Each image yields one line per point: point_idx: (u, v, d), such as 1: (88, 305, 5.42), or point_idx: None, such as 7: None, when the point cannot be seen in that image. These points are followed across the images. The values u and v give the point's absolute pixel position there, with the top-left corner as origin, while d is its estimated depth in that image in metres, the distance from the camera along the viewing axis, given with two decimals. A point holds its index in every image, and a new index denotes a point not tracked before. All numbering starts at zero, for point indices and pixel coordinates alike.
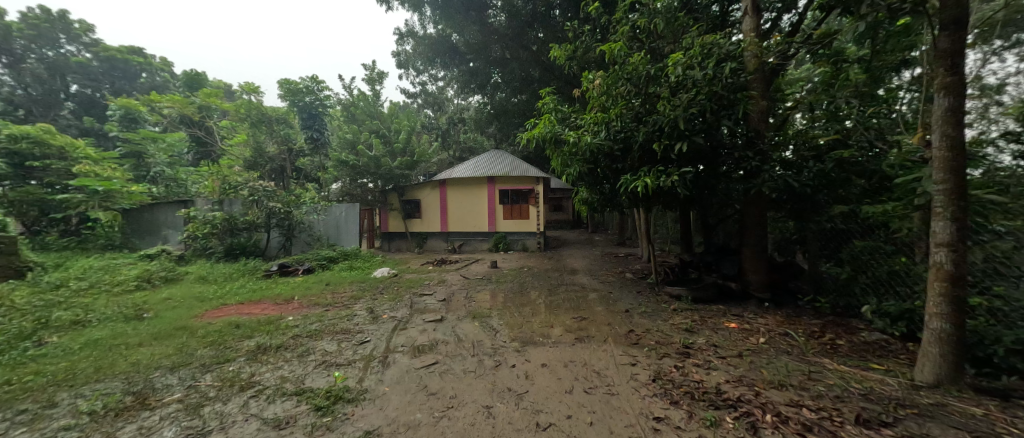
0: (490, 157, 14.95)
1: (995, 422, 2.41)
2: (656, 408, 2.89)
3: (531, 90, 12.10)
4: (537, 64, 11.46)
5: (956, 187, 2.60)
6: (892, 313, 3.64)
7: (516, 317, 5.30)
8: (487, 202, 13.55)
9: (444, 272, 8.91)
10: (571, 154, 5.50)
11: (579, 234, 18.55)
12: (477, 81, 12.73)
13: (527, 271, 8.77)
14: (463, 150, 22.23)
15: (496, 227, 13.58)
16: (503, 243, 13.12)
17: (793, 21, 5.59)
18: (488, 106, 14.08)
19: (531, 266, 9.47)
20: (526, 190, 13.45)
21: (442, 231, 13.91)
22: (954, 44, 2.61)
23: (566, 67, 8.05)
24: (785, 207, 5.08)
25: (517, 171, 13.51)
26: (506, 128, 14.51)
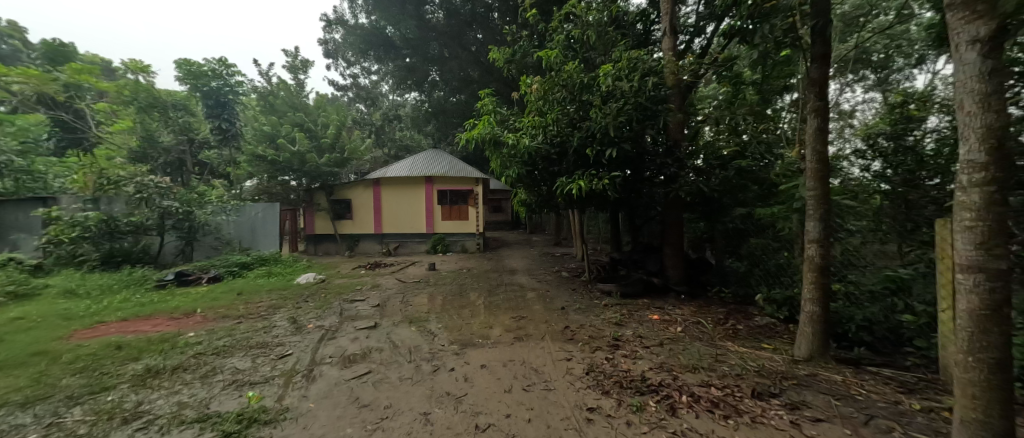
0: (427, 156, 14.54)
1: (850, 386, 2.97)
2: (589, 399, 3.06)
3: (470, 91, 12.02)
4: (476, 64, 11.49)
5: (823, 193, 3.16)
6: (778, 299, 4.30)
7: (455, 320, 5.23)
8: (425, 203, 13.15)
9: (377, 276, 8.45)
10: (511, 155, 5.61)
11: (517, 235, 18.89)
12: (414, 77, 12.33)
13: (467, 272, 8.71)
14: (398, 149, 21.42)
15: (434, 228, 13.24)
16: (440, 244, 12.85)
17: (703, 45, 6.34)
18: (426, 105, 13.74)
19: (469, 268, 9.42)
20: (464, 191, 13.34)
21: (376, 232, 13.24)
22: (819, 75, 3.16)
23: (506, 69, 8.16)
24: (698, 209, 5.71)
25: (455, 171, 13.34)
26: (443, 128, 14.29)
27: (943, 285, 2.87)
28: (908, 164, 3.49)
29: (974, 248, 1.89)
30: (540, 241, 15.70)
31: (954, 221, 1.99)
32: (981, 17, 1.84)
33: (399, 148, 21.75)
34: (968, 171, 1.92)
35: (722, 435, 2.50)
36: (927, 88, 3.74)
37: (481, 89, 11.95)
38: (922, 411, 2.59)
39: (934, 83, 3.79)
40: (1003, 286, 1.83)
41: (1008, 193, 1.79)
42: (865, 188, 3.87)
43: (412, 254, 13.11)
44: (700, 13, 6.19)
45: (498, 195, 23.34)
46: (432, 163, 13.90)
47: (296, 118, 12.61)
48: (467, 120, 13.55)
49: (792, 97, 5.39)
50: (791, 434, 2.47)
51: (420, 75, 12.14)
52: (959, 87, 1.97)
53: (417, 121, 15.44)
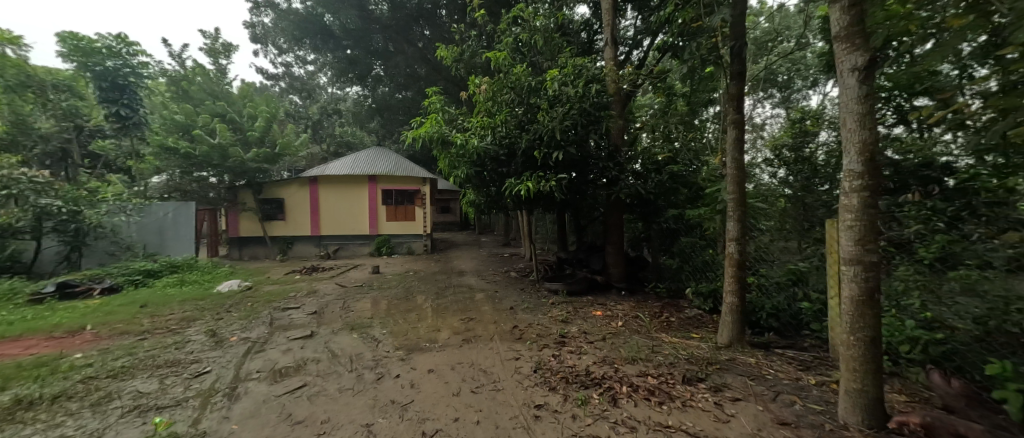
0: (370, 153, 13.84)
1: (762, 367, 3.37)
2: (537, 396, 3.13)
3: (417, 87, 11.88)
4: (423, 61, 11.24)
5: (740, 196, 3.55)
6: (704, 293, 4.74)
7: (401, 324, 5.03)
8: (368, 203, 12.58)
9: (315, 281, 7.86)
10: (458, 155, 5.54)
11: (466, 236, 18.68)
12: (356, 70, 11.72)
13: (413, 275, 8.44)
14: (337, 145, 20.19)
15: (378, 229, 12.71)
16: (384, 246, 12.37)
17: (640, 57, 6.82)
18: (369, 100, 13.32)
19: (415, 270, 9.12)
20: (410, 191, 12.92)
21: (313, 234, 12.41)
22: (737, 91, 3.55)
23: (454, 68, 8.09)
24: (636, 210, 6.08)
25: (401, 170, 12.87)
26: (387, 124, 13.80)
27: (831, 276, 3.38)
28: (805, 171, 4.06)
29: (854, 244, 2.26)
30: (488, 241, 15.67)
31: (839, 221, 2.36)
32: (858, 49, 2.22)
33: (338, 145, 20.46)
34: (849, 178, 2.29)
35: (658, 420, 2.70)
36: (819, 107, 4.38)
37: (427, 86, 11.72)
38: (817, 384, 3.03)
39: (824, 102, 4.44)
40: (874, 275, 2.22)
41: (877, 197, 2.18)
42: (773, 192, 4.42)
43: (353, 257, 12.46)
44: (637, 27, 6.64)
45: (445, 195, 22.91)
46: (375, 161, 13.27)
47: (215, 107, 11.26)
48: (413, 117, 13.21)
49: (713, 110, 6.04)
50: (715, 414, 2.74)
51: (363, 69, 11.60)
52: (842, 107, 2.34)
53: (358, 117, 14.65)
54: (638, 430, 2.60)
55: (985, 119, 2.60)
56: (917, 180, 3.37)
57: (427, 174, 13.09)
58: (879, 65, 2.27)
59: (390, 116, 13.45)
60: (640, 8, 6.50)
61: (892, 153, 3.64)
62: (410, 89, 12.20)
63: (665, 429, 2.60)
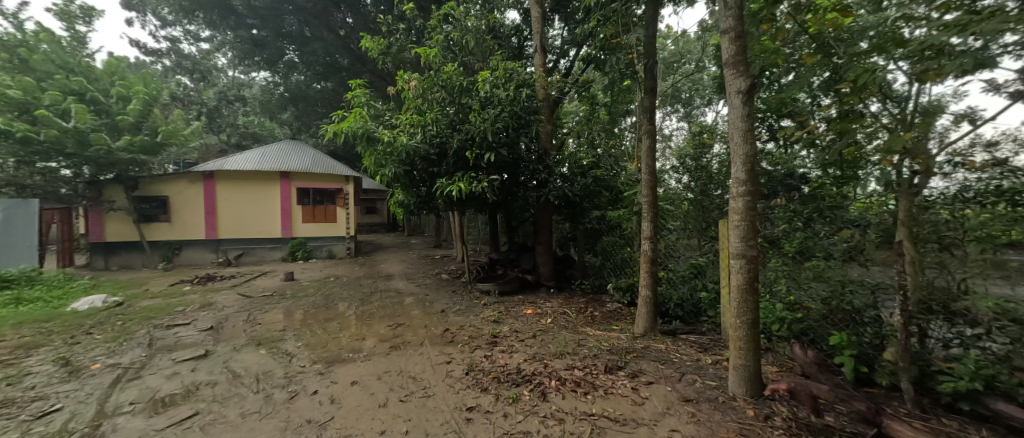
0: (281, 147, 12.47)
1: (671, 352, 3.78)
2: (469, 399, 3.09)
3: (338, 79, 11.12)
4: (345, 50, 10.49)
5: (652, 199, 3.93)
6: (623, 287, 5.14)
7: (319, 336, 4.60)
8: (281, 202, 11.43)
9: (211, 292, 6.81)
10: (386, 153, 5.27)
11: (394, 239, 17.71)
12: (264, 53, 10.60)
13: (334, 280, 7.79)
14: (240, 137, 17.87)
15: (293, 232, 11.62)
16: (300, 250, 11.30)
17: (567, 66, 7.21)
18: (281, 88, 12.26)
19: (336, 275, 8.41)
20: (331, 190, 12.02)
21: (208, 238, 10.89)
22: (650, 104, 3.92)
23: (381, 62, 7.69)
24: (563, 212, 6.36)
25: (318, 167, 11.86)
26: (304, 111, 12.94)
27: (723, 269, 3.93)
28: (704, 178, 4.65)
29: (740, 242, 2.66)
30: (416, 244, 15.05)
31: (728, 222, 2.75)
32: (742, 76, 2.62)
33: (241, 136, 18.03)
34: (736, 185, 2.68)
35: (583, 409, 2.87)
36: (714, 122, 5.07)
37: (351, 78, 11.10)
38: (713, 363, 3.49)
39: (718, 119, 5.14)
40: (754, 266, 2.65)
41: (755, 201, 2.61)
42: (678, 196, 4.92)
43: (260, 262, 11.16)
44: (564, 38, 7.11)
45: (371, 195, 21.53)
46: (285, 156, 12.00)
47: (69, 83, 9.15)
48: (334, 109, 12.58)
49: (631, 120, 6.60)
50: (632, 398, 3.00)
51: (272, 52, 10.59)
52: (731, 123, 2.73)
53: (268, 106, 13.15)
54: (566, 421, 2.73)
55: (828, 138, 3.26)
56: (784, 188, 4.08)
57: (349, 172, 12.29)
58: (756, 90, 2.71)
59: (306, 106, 12.66)
60: (568, 20, 6.85)
61: (767, 164, 4.36)
62: (330, 80, 11.39)
63: (590, 417, 2.77)
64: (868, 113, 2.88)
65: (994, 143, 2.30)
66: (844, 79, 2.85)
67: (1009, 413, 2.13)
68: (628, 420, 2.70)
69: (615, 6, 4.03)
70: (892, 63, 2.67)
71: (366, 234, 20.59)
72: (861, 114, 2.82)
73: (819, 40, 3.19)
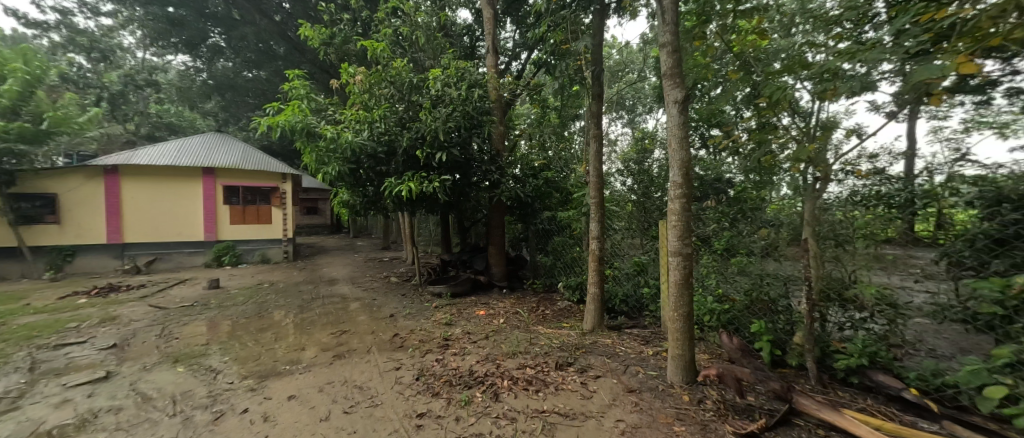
0: (204, 139, 11.23)
1: (617, 346, 3.97)
2: (419, 404, 3.01)
3: (273, 68, 10.33)
4: (281, 38, 9.67)
5: (599, 200, 4.10)
6: (573, 286, 5.31)
7: (250, 348, 4.19)
8: (204, 201, 10.28)
9: (116, 303, 5.94)
10: (329, 150, 4.97)
11: (337, 241, 16.67)
12: (184, 34, 9.63)
13: (269, 287, 7.16)
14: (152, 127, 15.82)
15: (219, 234, 10.53)
16: (227, 254, 10.31)
17: (519, 68, 7.34)
18: (204, 74, 11.15)
19: (271, 281, 7.73)
20: (264, 189, 11.06)
21: (109, 242, 9.46)
22: (597, 109, 4.09)
23: (323, 52, 7.27)
24: (516, 213, 6.42)
25: (249, 163, 10.83)
26: (232, 101, 11.81)
27: (662, 265, 4.22)
28: (646, 182, 4.97)
29: (678, 240, 2.87)
30: (362, 246, 14.31)
31: (667, 222, 2.96)
32: (679, 86, 2.82)
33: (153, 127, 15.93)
34: (673, 187, 2.89)
35: (535, 407, 2.91)
36: (655, 129, 5.45)
37: (287, 68, 10.32)
38: (654, 354, 3.73)
39: (658, 126, 5.53)
40: (689, 263, 2.87)
41: (690, 202, 2.84)
42: (623, 197, 5.19)
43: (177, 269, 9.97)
44: (516, 40, 7.26)
45: (312, 194, 20.18)
46: (210, 149, 10.83)
47: None
48: (267, 101, 11.66)
49: (580, 124, 6.86)
50: (581, 392, 3.11)
51: (193, 34, 9.65)
52: (670, 130, 2.92)
53: (186, 93, 11.75)
54: (518, 420, 2.76)
55: (749, 147, 3.65)
56: (714, 191, 4.48)
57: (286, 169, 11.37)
58: (691, 100, 2.95)
59: (234, 95, 11.59)
60: (519, 23, 6.96)
61: (699, 169, 4.77)
62: (263, 69, 10.56)
63: (541, 414, 2.82)
64: (782, 125, 3.26)
65: (874, 155, 2.77)
66: (763, 95, 3.20)
67: (888, 383, 2.52)
68: (577, 414, 2.80)
69: (565, 13, 4.18)
70: (799, 83, 3.05)
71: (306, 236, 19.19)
72: (776, 126, 3.21)
73: (743, 59, 3.56)
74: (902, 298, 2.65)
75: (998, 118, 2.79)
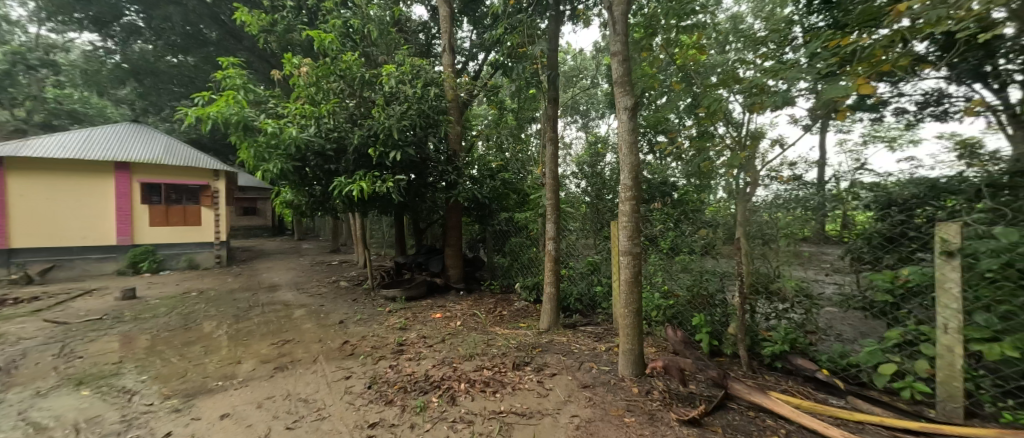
0: (118, 129, 9.90)
1: (572, 343, 4.08)
2: (371, 414, 2.87)
3: (203, 54, 9.44)
4: (213, 22, 8.82)
5: (554, 202, 4.20)
6: (530, 286, 5.36)
7: (174, 364, 3.76)
8: (116, 201, 9.07)
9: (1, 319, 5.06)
10: (270, 146, 4.61)
11: (278, 244, 15.47)
12: (92, 11, 8.74)
13: (198, 295, 6.48)
14: (49, 115, 13.75)
15: (135, 237, 9.34)
16: (145, 260, 9.12)
17: (476, 69, 7.32)
18: (116, 56, 9.91)
19: (201, 289, 6.99)
20: (190, 186, 9.94)
21: None
22: (552, 113, 4.17)
23: (263, 40, 6.76)
24: (473, 214, 6.37)
25: (171, 157, 9.64)
26: (152, 88, 10.56)
27: (614, 264, 4.41)
28: (599, 185, 5.17)
29: (628, 240, 3.01)
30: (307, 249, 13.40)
31: (619, 223, 3.09)
32: (628, 94, 2.97)
33: (49, 114, 13.82)
34: (623, 189, 3.03)
35: (492, 408, 2.91)
36: (608, 134, 5.69)
37: (220, 55, 9.44)
38: (606, 349, 3.89)
39: (611, 131, 5.77)
40: (637, 261, 3.03)
41: (639, 203, 2.99)
42: (577, 199, 5.35)
43: (81, 277, 8.69)
44: (473, 40, 7.23)
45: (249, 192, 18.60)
46: (124, 141, 9.56)
47: None
48: (195, 90, 10.57)
49: (536, 126, 6.96)
50: (538, 390, 3.16)
51: (103, 10, 8.66)
52: (620, 134, 3.05)
53: (93, 77, 10.32)
54: (475, 423, 2.73)
55: (690, 153, 3.94)
56: (661, 193, 4.77)
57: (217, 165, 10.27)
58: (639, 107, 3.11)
59: (153, 82, 10.38)
60: (476, 23, 6.95)
61: (648, 173, 5.02)
62: (190, 55, 9.61)
63: (498, 415, 2.82)
64: (719, 134, 3.52)
65: (793, 163, 3.12)
66: (702, 106, 3.46)
67: (805, 366, 2.83)
68: (534, 413, 2.84)
69: (521, 17, 4.22)
70: (732, 96, 3.31)
71: (242, 239, 17.61)
72: (713, 135, 3.48)
73: (684, 71, 3.78)
74: (816, 289, 2.98)
75: (888, 134, 3.41)
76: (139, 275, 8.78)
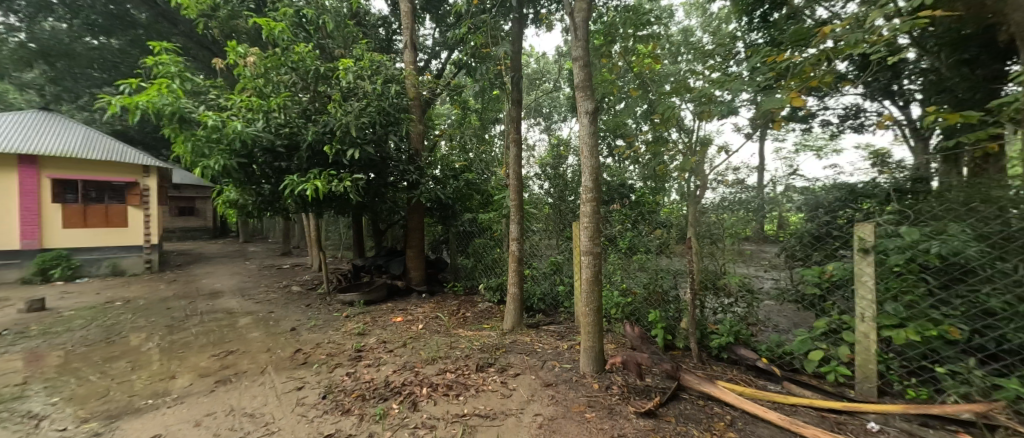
0: (21, 116, 8.66)
1: (535, 343, 4.12)
2: (326, 425, 2.72)
3: (129, 36, 8.53)
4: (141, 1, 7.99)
5: (518, 203, 4.22)
6: (494, 287, 5.34)
7: (93, 383, 3.34)
8: (20, 199, 7.92)
9: None
10: (210, 140, 4.24)
11: (220, 247, 14.25)
12: None
13: (124, 304, 5.82)
14: None
15: (43, 241, 8.19)
16: (58, 265, 7.99)
17: (438, 67, 7.22)
18: (20, 34, 8.70)
19: (126, 298, 6.28)
20: (113, 183, 8.92)
21: None
22: (516, 114, 4.18)
23: (204, 26, 6.24)
24: (435, 215, 6.25)
25: (89, 150, 8.59)
26: (65, 72, 9.37)
27: (576, 264, 4.52)
28: (562, 187, 5.27)
29: (589, 240, 3.09)
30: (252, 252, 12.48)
31: (580, 224, 3.16)
32: (588, 98, 3.04)
33: None
34: (585, 191, 3.11)
35: (455, 412, 2.86)
36: (570, 136, 5.83)
37: (150, 38, 8.56)
38: (568, 348, 3.96)
39: (572, 133, 5.92)
40: (597, 261, 3.12)
41: (598, 203, 3.09)
42: (540, 200, 5.44)
43: None
44: (435, 38, 7.11)
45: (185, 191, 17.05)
46: (30, 130, 8.39)
47: None
48: (119, 76, 9.52)
49: (500, 127, 6.99)
50: (501, 391, 3.15)
51: None
52: (581, 137, 3.12)
53: None
54: (438, 427, 2.67)
55: (646, 157, 4.12)
56: (620, 195, 4.96)
57: (146, 160, 9.29)
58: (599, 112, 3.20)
59: (67, 65, 9.23)
60: (439, 21, 6.86)
61: (608, 175, 5.22)
62: (114, 37, 8.64)
63: (461, 418, 2.78)
64: (672, 139, 3.71)
65: (737, 168, 3.33)
66: (657, 112, 3.63)
67: (748, 356, 3.06)
68: (497, 414, 2.83)
69: (485, 17, 4.19)
70: (684, 104, 3.49)
71: (177, 242, 16.08)
72: (666, 140, 3.66)
73: (641, 79, 3.94)
74: (756, 284, 3.24)
75: (816, 143, 3.80)
76: (51, 283, 7.64)
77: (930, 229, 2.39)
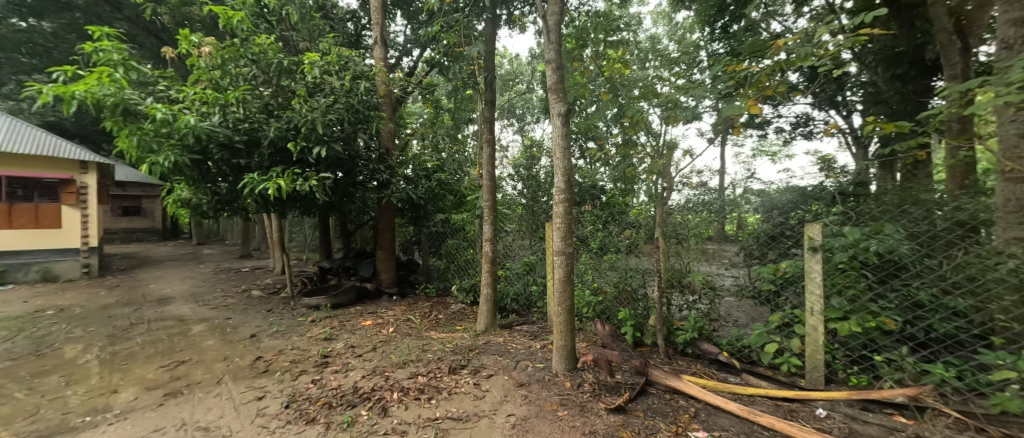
0: None
1: (509, 343, 4.12)
2: (289, 436, 2.59)
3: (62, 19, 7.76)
4: None
5: (491, 203, 4.20)
6: (467, 287, 5.29)
7: (19, 401, 3.01)
8: None
9: None
10: (158, 134, 3.94)
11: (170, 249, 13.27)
12: None
13: (56, 313, 5.29)
14: None
15: None
16: None
17: (409, 65, 7.07)
18: None
19: (60, 306, 5.72)
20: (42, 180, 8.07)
21: None
22: (489, 115, 4.16)
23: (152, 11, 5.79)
24: (406, 215, 6.10)
25: (13, 142, 7.71)
26: None
27: (549, 264, 4.55)
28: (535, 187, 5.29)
29: (562, 240, 3.12)
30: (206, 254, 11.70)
31: (553, 224, 3.19)
32: (562, 100, 3.08)
33: None
34: (558, 192, 3.14)
35: (426, 416, 2.81)
36: (542, 138, 5.88)
37: (87, 22, 7.84)
38: (540, 347, 3.99)
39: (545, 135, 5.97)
40: (569, 261, 3.16)
41: (570, 204, 3.13)
42: (513, 201, 5.45)
43: None
44: (407, 35, 6.96)
45: (128, 189, 15.75)
46: None
47: None
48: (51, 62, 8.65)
49: (473, 127, 6.94)
50: (474, 393, 3.13)
51: None
52: (553, 139, 3.15)
53: None
54: (409, 432, 2.61)
55: (616, 159, 4.21)
56: (591, 196, 5.04)
57: (82, 154, 8.48)
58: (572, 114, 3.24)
59: None
60: (410, 18, 6.73)
61: (579, 177, 5.29)
62: (44, 19, 7.84)
63: (434, 422, 2.73)
64: (640, 142, 3.81)
65: (701, 171, 3.48)
66: (626, 115, 3.73)
67: (710, 350, 3.20)
68: (470, 416, 2.80)
69: (458, 16, 4.13)
70: (652, 108, 3.58)
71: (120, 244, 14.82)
72: (635, 143, 3.76)
73: (611, 83, 4.03)
74: (718, 282, 3.39)
75: (771, 149, 4.03)
76: None
77: (871, 228, 2.60)
